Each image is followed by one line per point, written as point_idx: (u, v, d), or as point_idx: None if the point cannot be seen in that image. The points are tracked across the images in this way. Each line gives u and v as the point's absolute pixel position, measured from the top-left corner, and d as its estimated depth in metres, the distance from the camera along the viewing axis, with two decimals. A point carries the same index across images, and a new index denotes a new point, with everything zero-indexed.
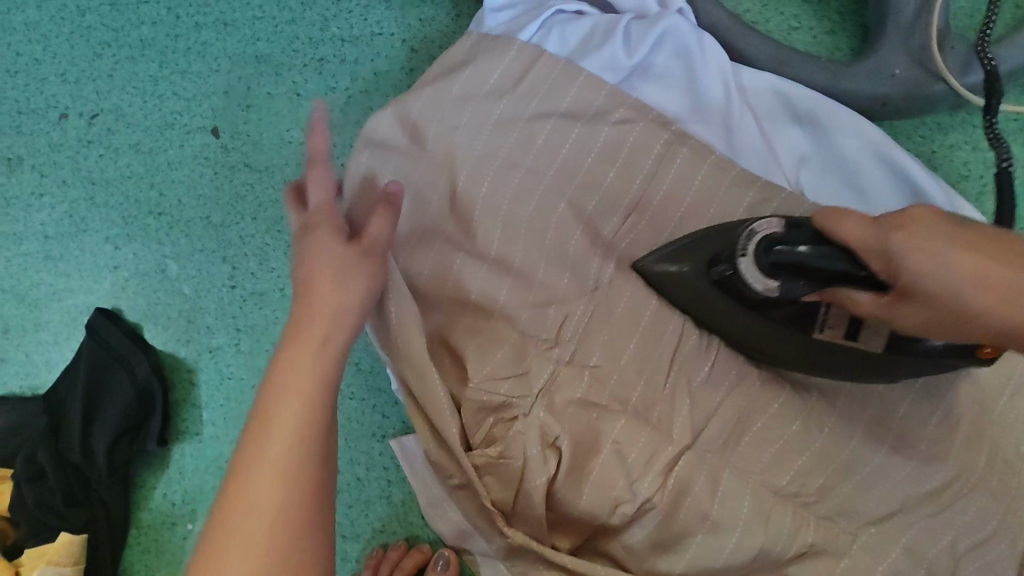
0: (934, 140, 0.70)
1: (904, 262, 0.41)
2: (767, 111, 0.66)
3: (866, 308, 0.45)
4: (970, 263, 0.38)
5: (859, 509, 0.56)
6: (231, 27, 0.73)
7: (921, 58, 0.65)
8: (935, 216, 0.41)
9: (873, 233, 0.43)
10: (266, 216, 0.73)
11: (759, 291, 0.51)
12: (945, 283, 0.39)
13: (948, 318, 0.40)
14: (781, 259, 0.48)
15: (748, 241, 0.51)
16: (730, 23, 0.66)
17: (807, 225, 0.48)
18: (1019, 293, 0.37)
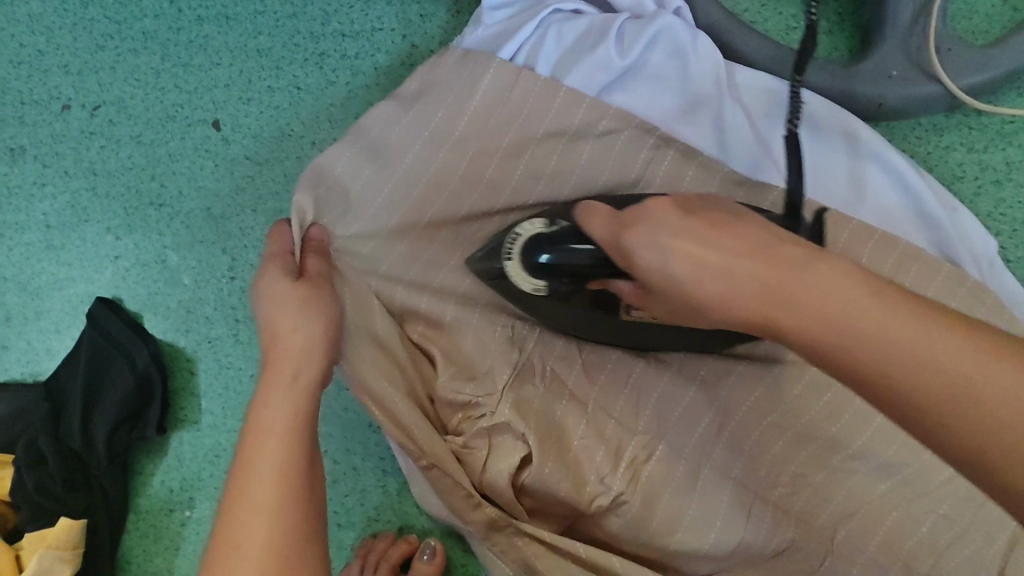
0: (929, 142, 0.70)
1: (637, 255, 0.42)
2: (762, 111, 0.66)
3: (628, 295, 0.50)
4: (687, 255, 0.39)
5: (834, 502, 0.58)
6: (233, 21, 0.74)
7: (916, 60, 0.66)
8: (672, 209, 0.41)
9: (616, 228, 0.45)
10: (267, 208, 0.74)
11: (530, 290, 0.58)
12: (668, 274, 0.40)
13: (684, 304, 0.41)
14: (556, 262, 0.52)
15: (513, 243, 0.57)
16: (728, 23, 0.67)
17: (561, 230, 0.53)
18: (771, 286, 0.37)
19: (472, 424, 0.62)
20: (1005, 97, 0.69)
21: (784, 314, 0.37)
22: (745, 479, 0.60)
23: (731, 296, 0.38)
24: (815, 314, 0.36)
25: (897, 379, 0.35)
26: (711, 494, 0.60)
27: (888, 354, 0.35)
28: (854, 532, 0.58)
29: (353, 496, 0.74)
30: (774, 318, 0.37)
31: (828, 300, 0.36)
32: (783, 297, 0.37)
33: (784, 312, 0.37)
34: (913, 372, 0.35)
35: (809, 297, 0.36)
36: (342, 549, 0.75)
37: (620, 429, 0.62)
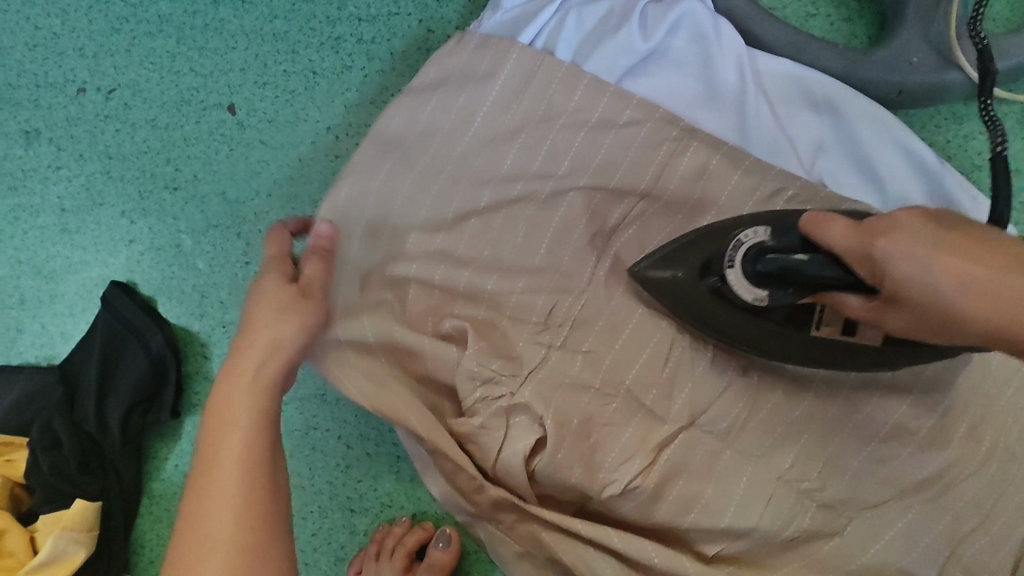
0: (948, 130, 0.70)
1: (892, 266, 0.43)
2: (782, 97, 0.65)
3: (857, 310, 0.48)
4: (954, 270, 0.41)
5: (852, 493, 0.58)
6: (248, 5, 0.74)
7: (937, 46, 0.65)
8: (922, 222, 0.44)
9: (857, 237, 0.45)
10: (282, 193, 0.74)
11: (750, 301, 0.52)
12: (930, 285, 0.42)
13: (937, 320, 0.43)
14: (773, 268, 0.48)
15: (733, 251, 0.52)
16: (748, 9, 0.66)
17: (795, 237, 0.49)
18: (1003, 291, 0.40)
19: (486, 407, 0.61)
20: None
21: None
22: (766, 466, 0.59)
23: (1007, 312, 0.40)
24: (1000, 303, 0.40)
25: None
26: (733, 481, 0.59)
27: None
28: (875, 522, 0.57)
29: (365, 483, 0.74)
30: (1017, 331, 0.40)
31: None
32: (1000, 309, 0.40)
33: (983, 314, 0.41)
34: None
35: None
36: (355, 534, 0.75)
37: (642, 415, 0.61)
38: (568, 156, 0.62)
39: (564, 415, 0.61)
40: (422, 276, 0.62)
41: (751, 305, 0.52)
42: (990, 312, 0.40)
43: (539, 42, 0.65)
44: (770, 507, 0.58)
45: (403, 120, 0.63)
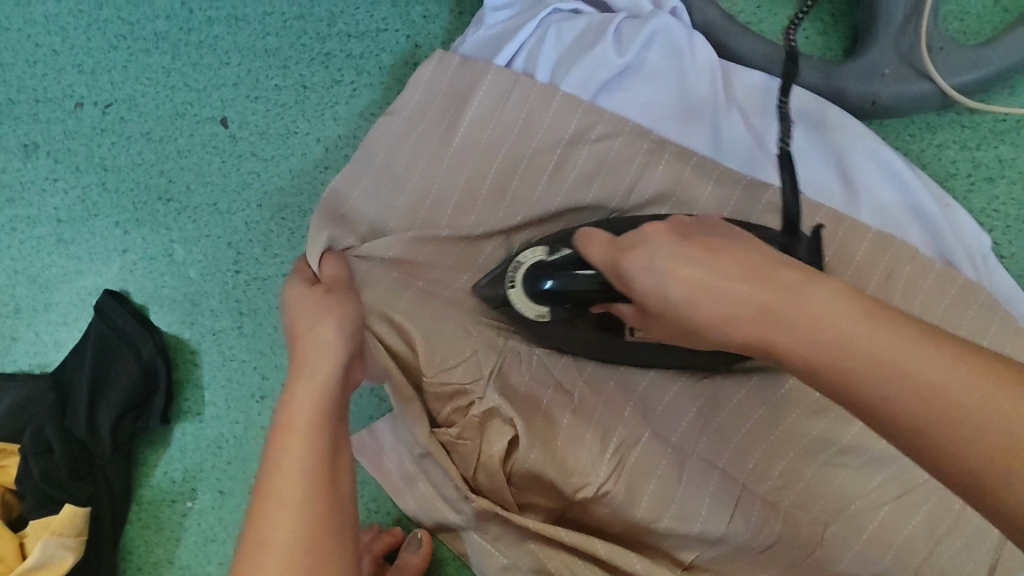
0: (922, 139, 0.71)
1: (637, 280, 0.43)
2: (758, 107, 0.67)
3: (630, 317, 0.52)
4: (684, 277, 0.40)
5: (827, 496, 0.58)
6: (242, 22, 0.76)
7: (909, 58, 0.67)
8: (666, 236, 0.42)
9: (613, 249, 0.46)
10: (272, 203, 0.75)
11: (537, 317, 0.57)
12: (663, 294, 0.41)
13: (683, 326, 0.42)
14: (563, 289, 0.52)
15: (515, 273, 0.57)
16: (724, 22, 0.68)
17: (559, 257, 0.54)
18: (765, 310, 0.37)
19: (459, 412, 0.64)
20: (998, 96, 0.70)
21: (758, 330, 0.38)
22: (739, 469, 0.60)
23: (739, 320, 0.38)
24: (814, 335, 0.36)
25: (888, 391, 0.34)
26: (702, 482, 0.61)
27: (877, 371, 0.34)
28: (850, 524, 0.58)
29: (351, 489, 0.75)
30: (764, 337, 0.38)
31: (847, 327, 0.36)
32: (758, 321, 0.38)
33: (760, 326, 0.38)
34: (898, 388, 0.34)
35: (790, 310, 0.37)
36: None
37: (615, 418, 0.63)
38: (546, 164, 0.65)
39: (533, 413, 0.63)
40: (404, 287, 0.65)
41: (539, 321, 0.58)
42: (762, 331, 0.38)
43: (517, 62, 0.67)
44: (739, 508, 0.60)
45: (389, 135, 0.66)
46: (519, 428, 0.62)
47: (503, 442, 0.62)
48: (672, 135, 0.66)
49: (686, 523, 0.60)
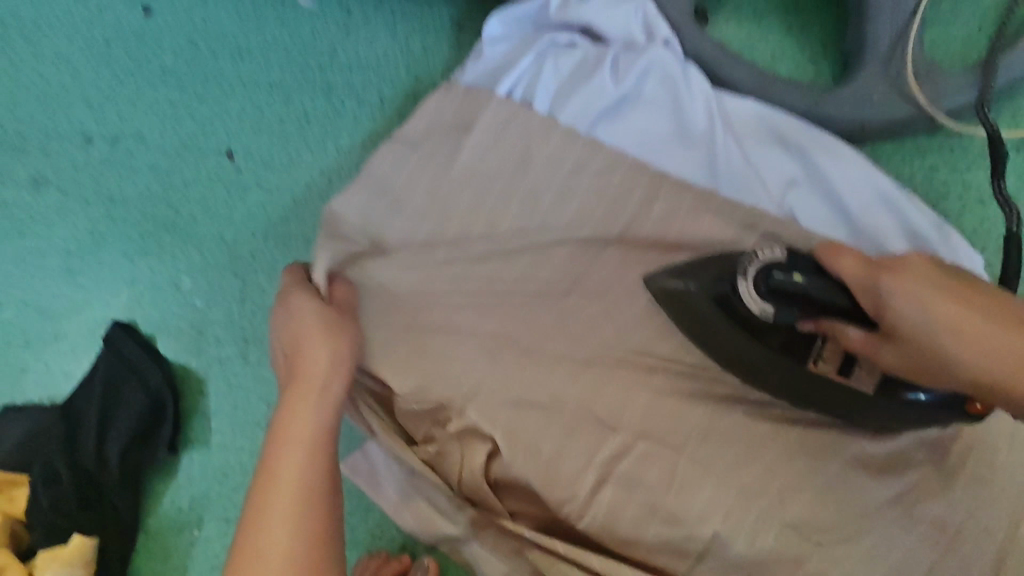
0: (913, 162, 0.73)
1: (893, 305, 0.47)
2: (751, 135, 0.68)
3: (857, 342, 0.52)
4: (951, 316, 0.45)
5: (826, 521, 0.60)
6: (246, 57, 0.78)
7: (898, 85, 0.69)
8: (924, 269, 0.47)
9: (865, 271, 0.50)
10: (277, 233, 0.77)
11: (756, 314, 0.55)
12: (916, 323, 0.46)
13: (927, 357, 0.47)
14: (792, 288, 0.52)
15: (750, 265, 0.55)
16: (716, 53, 0.70)
17: (813, 260, 0.54)
18: (997, 341, 0.43)
19: (439, 427, 0.67)
20: (985, 119, 0.72)
21: (922, 346, 0.47)
22: (726, 481, 0.61)
23: (1016, 366, 0.43)
24: (972, 350, 0.44)
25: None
26: (691, 493, 0.61)
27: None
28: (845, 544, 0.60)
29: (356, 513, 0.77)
30: (1016, 386, 0.43)
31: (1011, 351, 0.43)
32: (1014, 367, 0.43)
33: (964, 361, 0.45)
34: None
35: (967, 334, 0.45)
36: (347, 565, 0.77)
37: (602, 433, 0.63)
38: (545, 193, 0.66)
39: (515, 430, 0.64)
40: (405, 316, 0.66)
41: (748, 320, 0.56)
42: (991, 360, 0.44)
43: (516, 92, 0.69)
44: (728, 522, 0.60)
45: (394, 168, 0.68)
46: (496, 441, 0.65)
47: (486, 456, 0.65)
48: (667, 164, 0.68)
49: (680, 541, 0.61)
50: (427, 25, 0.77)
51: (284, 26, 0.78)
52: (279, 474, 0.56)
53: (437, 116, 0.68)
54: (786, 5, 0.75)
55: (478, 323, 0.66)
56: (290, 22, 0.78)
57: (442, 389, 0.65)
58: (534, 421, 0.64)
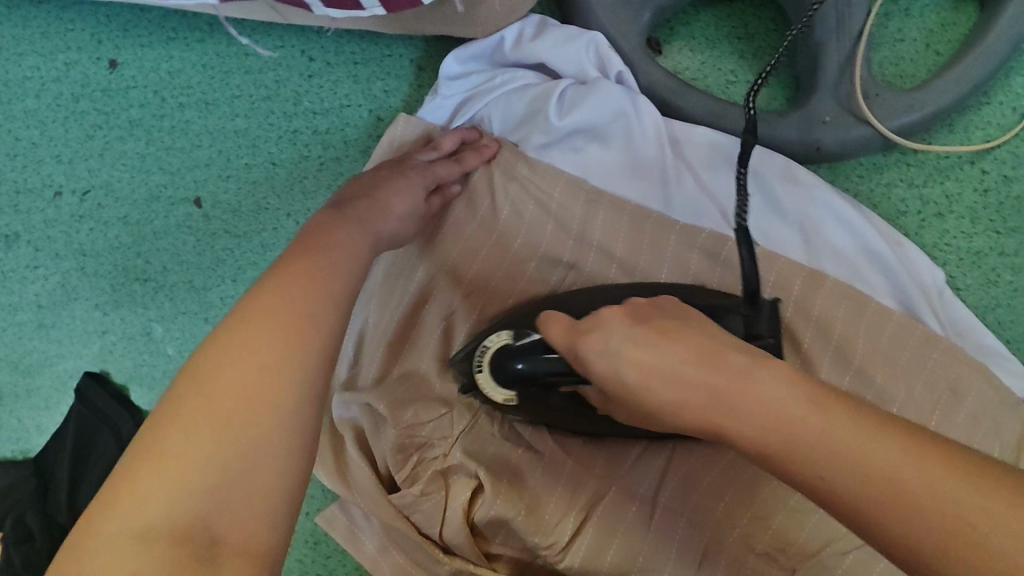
0: (870, 180, 0.74)
1: (593, 363, 0.43)
2: (704, 160, 0.70)
3: (598, 397, 0.52)
4: (635, 362, 0.40)
5: (795, 546, 0.61)
6: (212, 106, 0.80)
7: (846, 106, 0.70)
8: (618, 317, 0.43)
9: (568, 333, 0.45)
10: (246, 278, 0.78)
11: (503, 400, 0.63)
12: (618, 374, 0.41)
13: (645, 411, 0.42)
14: (535, 372, 0.56)
15: (480, 358, 0.62)
16: (668, 81, 0.71)
17: (529, 342, 0.57)
18: (719, 392, 0.38)
19: (426, 467, 0.68)
20: (938, 135, 0.73)
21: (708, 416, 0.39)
22: (703, 516, 0.63)
23: (811, 443, 0.36)
24: (762, 417, 0.37)
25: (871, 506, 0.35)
26: (667, 531, 0.63)
27: (849, 472, 0.35)
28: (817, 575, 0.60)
29: (333, 558, 0.77)
30: (764, 440, 0.37)
31: (704, 399, 0.39)
32: (812, 456, 0.36)
33: (731, 423, 0.38)
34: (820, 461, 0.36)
35: (736, 398, 0.38)
36: None
37: (586, 473, 0.66)
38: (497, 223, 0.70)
39: (500, 471, 0.67)
40: (392, 363, 0.70)
41: (504, 403, 0.63)
42: (748, 420, 0.38)
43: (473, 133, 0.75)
44: (706, 555, 0.62)
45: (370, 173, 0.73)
46: (481, 480, 0.66)
47: (468, 493, 0.65)
48: (622, 193, 0.70)
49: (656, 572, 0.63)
50: (387, 67, 0.78)
51: (249, 74, 0.80)
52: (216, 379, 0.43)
53: (387, 140, 0.74)
54: (737, 32, 0.76)
55: (451, 358, 0.70)
56: (253, 70, 0.79)
57: (429, 431, 0.68)
58: (517, 461, 0.67)
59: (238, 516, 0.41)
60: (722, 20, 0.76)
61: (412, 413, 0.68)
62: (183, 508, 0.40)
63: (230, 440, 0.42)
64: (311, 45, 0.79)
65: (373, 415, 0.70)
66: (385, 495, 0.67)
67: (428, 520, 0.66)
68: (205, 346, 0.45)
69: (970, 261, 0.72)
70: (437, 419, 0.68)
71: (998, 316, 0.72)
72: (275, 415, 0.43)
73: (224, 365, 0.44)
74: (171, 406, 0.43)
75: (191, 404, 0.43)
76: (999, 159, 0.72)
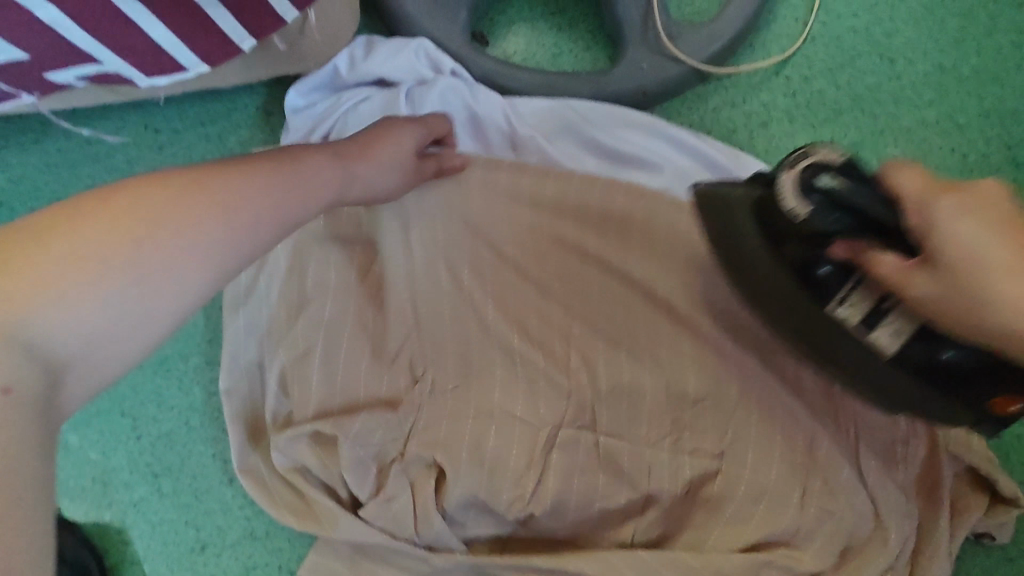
0: (699, 108, 0.83)
1: (955, 228, 0.49)
2: (552, 126, 0.76)
3: (889, 269, 0.51)
4: (998, 254, 0.49)
5: (728, 437, 0.67)
6: (68, 203, 0.79)
7: (656, 50, 0.78)
8: (954, 202, 0.50)
9: (942, 188, 0.51)
10: (153, 360, 0.77)
11: (790, 211, 0.54)
12: (971, 251, 0.49)
13: (966, 294, 0.49)
14: (842, 197, 0.52)
15: (805, 159, 0.55)
16: (500, 68, 0.78)
17: (866, 178, 0.54)
18: None
19: (386, 474, 0.70)
20: (743, 55, 0.83)
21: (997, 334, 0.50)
22: (647, 437, 0.69)
23: None
24: None
25: None
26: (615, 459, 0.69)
27: None
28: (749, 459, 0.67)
29: None
30: None
31: None
32: None
33: None
34: None
35: None
36: None
37: (530, 434, 0.69)
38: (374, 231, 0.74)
39: (453, 452, 0.69)
40: (323, 397, 0.71)
41: (795, 220, 0.54)
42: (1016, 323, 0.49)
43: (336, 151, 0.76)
44: (658, 470, 0.68)
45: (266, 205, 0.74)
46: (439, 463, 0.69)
47: (431, 482, 0.69)
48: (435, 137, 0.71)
49: (620, 500, 0.68)
50: (237, 120, 0.80)
51: (98, 161, 0.79)
52: (141, 196, 0.46)
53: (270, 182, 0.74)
54: (550, 10, 0.83)
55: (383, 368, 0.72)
56: (101, 157, 0.79)
57: (381, 437, 0.70)
58: (471, 439, 0.69)
59: (89, 355, 0.43)
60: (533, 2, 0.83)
61: (358, 420, 0.70)
62: (33, 353, 0.41)
63: (81, 237, 0.44)
64: (154, 117, 0.80)
65: (317, 447, 0.71)
66: (354, 514, 0.69)
67: (401, 523, 0.68)
68: (99, 187, 0.47)
69: None
70: (385, 423, 0.70)
71: None
72: (174, 177, 0.49)
73: (138, 211, 0.46)
74: (98, 202, 0.46)
75: (118, 206, 0.46)
76: (796, 65, 0.83)
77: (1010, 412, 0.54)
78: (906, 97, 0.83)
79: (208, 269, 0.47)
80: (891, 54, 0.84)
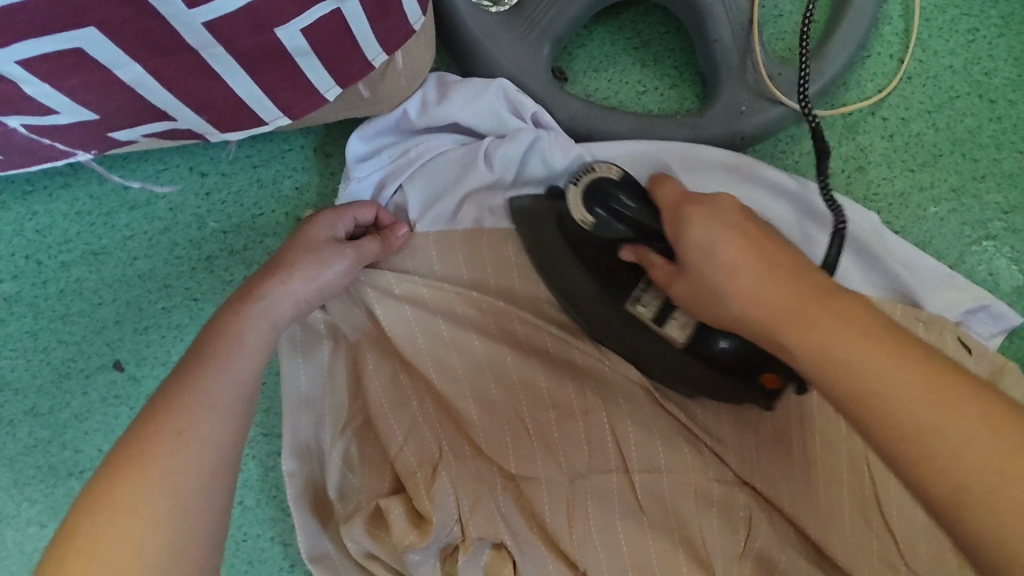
0: (793, 152, 0.77)
1: (691, 233, 0.51)
2: (642, 175, 0.70)
3: (659, 272, 0.55)
4: (736, 256, 0.48)
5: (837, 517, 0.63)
6: (102, 256, 0.70)
7: (754, 91, 0.72)
8: (707, 215, 0.51)
9: (682, 198, 0.54)
10: None
11: (578, 220, 0.59)
12: (710, 249, 0.49)
13: (713, 299, 0.49)
14: (616, 208, 0.57)
15: (584, 175, 0.59)
16: (587, 110, 0.71)
17: (642, 190, 0.58)
18: (777, 310, 0.46)
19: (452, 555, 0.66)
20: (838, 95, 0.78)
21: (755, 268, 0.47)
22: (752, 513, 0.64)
23: (764, 298, 0.46)
24: (818, 338, 0.44)
25: (781, 330, 0.45)
26: (705, 524, 0.64)
27: (836, 372, 0.43)
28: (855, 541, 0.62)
29: None
30: (785, 335, 0.45)
31: (782, 297, 0.46)
32: (770, 297, 0.46)
33: (787, 313, 0.45)
34: (874, 374, 0.42)
35: (797, 335, 0.45)
36: None
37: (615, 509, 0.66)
38: (447, 280, 0.67)
39: (519, 530, 0.66)
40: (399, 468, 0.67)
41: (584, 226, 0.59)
42: (779, 327, 0.46)
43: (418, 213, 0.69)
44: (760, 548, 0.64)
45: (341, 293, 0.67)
46: (506, 545, 0.66)
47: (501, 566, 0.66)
48: (364, 217, 0.65)
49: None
50: (292, 162, 0.71)
51: (136, 209, 0.71)
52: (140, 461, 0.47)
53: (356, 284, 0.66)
54: (633, 43, 0.76)
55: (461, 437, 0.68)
56: (140, 204, 0.71)
57: (447, 519, 0.65)
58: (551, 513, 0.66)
59: None
60: (614, 34, 0.77)
61: (428, 506, 0.65)
62: None
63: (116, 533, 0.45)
64: (198, 160, 0.71)
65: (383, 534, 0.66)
66: None
67: None
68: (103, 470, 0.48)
69: (897, 203, 0.78)
70: (452, 500, 0.66)
71: (936, 247, 0.77)
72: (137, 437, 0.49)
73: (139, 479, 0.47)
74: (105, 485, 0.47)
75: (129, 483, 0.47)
76: (892, 106, 0.78)
77: (776, 386, 0.58)
78: (1008, 140, 0.78)
79: (207, 491, 0.48)
80: (991, 94, 0.78)
